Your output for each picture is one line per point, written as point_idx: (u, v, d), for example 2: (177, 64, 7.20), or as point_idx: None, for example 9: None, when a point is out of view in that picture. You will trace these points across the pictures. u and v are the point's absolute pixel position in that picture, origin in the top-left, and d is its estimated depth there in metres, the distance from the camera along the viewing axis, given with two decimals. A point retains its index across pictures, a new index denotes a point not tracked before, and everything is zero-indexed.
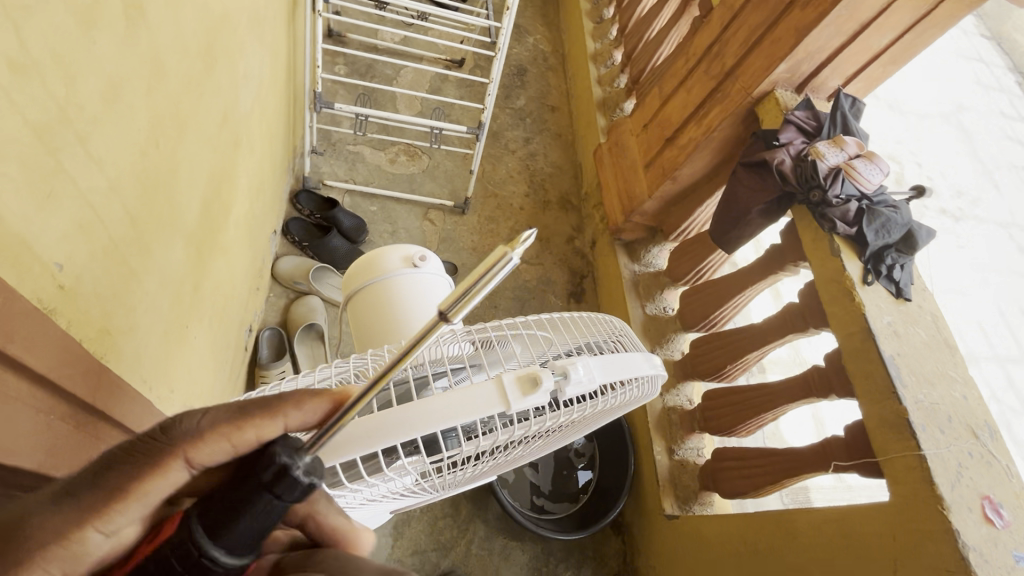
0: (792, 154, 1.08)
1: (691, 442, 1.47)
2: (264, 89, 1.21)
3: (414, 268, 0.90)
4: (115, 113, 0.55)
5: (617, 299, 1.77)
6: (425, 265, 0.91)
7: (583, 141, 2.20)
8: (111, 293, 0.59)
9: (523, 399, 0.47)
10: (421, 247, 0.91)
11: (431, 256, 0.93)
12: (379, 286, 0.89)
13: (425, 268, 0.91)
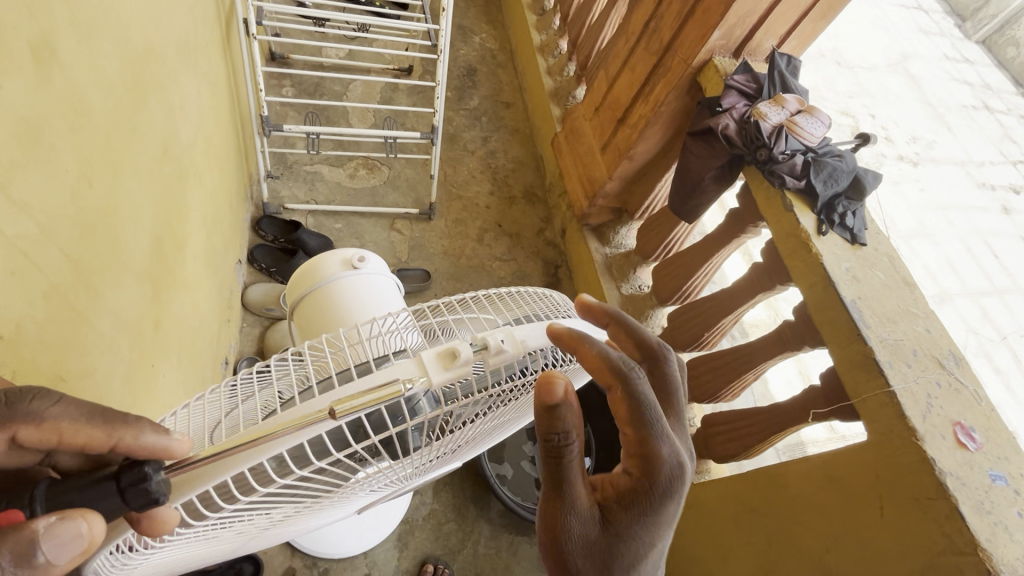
0: (736, 118, 1.10)
1: None
2: (207, 117, 1.19)
3: (354, 270, 0.89)
4: (37, 156, 0.54)
5: (592, 283, 1.78)
6: (365, 265, 0.90)
7: (541, 133, 2.21)
8: (61, 339, 0.58)
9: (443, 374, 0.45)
10: (360, 247, 0.91)
11: (371, 256, 0.92)
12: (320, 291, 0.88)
13: (365, 268, 0.91)
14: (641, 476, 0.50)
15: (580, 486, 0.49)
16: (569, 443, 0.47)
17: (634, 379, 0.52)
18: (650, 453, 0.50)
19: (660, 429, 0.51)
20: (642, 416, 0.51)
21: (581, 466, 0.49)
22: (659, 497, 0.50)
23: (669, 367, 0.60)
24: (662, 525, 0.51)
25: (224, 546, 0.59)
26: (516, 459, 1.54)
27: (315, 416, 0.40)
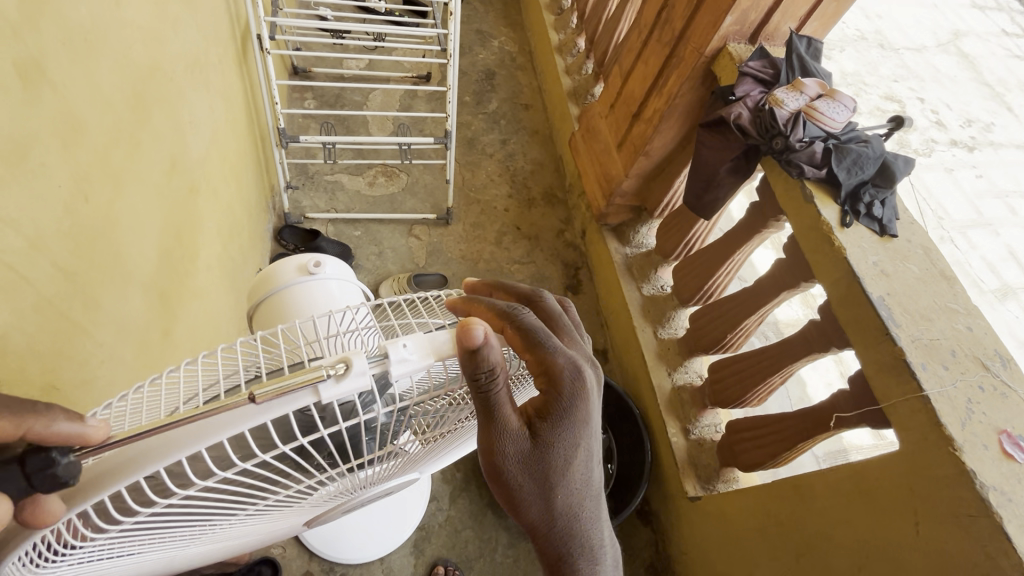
0: (750, 106, 1.03)
1: (706, 419, 1.42)
2: (220, 131, 1.23)
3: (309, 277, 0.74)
4: (25, 173, 0.56)
5: (612, 285, 1.74)
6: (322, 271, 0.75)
7: (560, 134, 2.18)
8: (54, 349, 0.60)
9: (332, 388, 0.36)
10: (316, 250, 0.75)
11: (329, 259, 0.76)
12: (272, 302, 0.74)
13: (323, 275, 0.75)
14: (557, 396, 0.46)
15: (508, 421, 0.44)
16: (496, 381, 0.41)
17: (518, 317, 0.47)
18: (557, 373, 0.46)
19: (560, 347, 0.47)
20: (540, 344, 0.46)
21: (508, 402, 0.44)
22: (574, 406, 0.47)
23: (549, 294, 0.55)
24: (584, 430, 0.48)
25: (156, 565, 0.54)
26: None
27: (231, 402, 0.34)
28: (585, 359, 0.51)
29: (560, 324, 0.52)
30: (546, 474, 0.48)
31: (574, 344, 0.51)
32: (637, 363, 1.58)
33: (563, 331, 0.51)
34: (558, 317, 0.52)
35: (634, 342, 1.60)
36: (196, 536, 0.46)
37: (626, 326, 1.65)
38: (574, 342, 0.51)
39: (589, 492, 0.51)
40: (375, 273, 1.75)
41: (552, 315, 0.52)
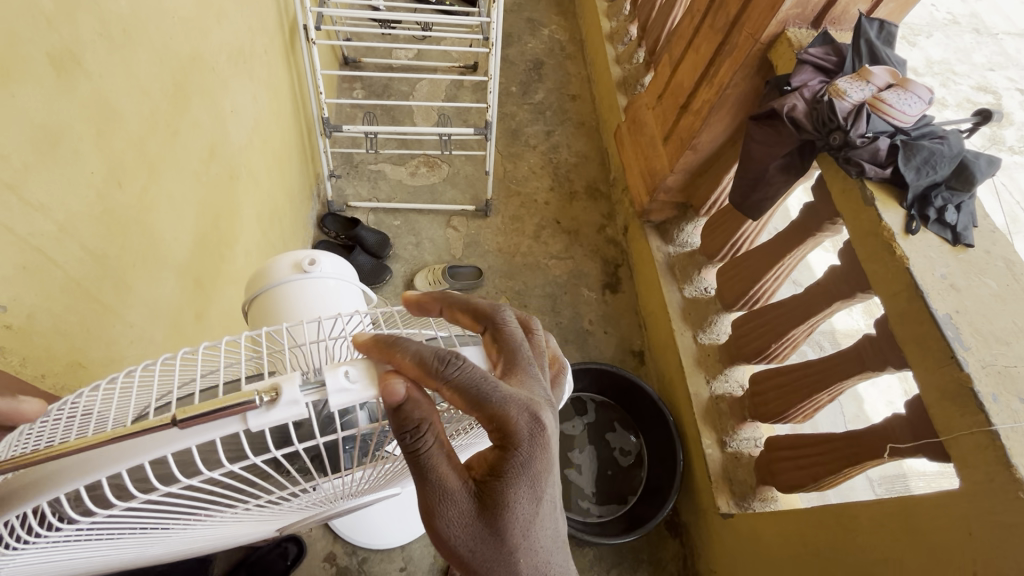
0: (807, 97, 0.94)
1: (744, 432, 1.34)
2: (264, 120, 1.26)
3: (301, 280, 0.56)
4: (57, 159, 0.58)
5: (653, 285, 1.66)
6: (317, 273, 0.56)
7: (607, 125, 2.11)
8: (82, 330, 0.63)
9: (267, 414, 0.32)
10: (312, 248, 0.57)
11: (326, 259, 0.58)
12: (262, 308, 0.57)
13: (318, 277, 0.57)
14: (505, 450, 0.38)
15: (444, 480, 0.37)
16: (422, 438, 0.36)
17: (455, 369, 0.35)
18: (505, 426, 0.37)
19: (509, 396, 0.37)
20: (481, 394, 0.36)
21: (441, 458, 0.37)
22: (531, 459, 0.38)
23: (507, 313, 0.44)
24: (545, 483, 0.39)
25: (136, 555, 0.53)
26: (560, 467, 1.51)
27: (151, 425, 0.30)
28: (546, 399, 0.41)
29: (517, 357, 0.41)
30: (503, 540, 0.39)
31: (532, 381, 0.41)
32: (675, 369, 1.51)
33: (520, 366, 0.41)
34: (516, 346, 0.42)
35: (671, 346, 1.53)
36: (168, 532, 0.45)
37: (665, 329, 1.57)
38: (531, 379, 0.41)
39: (559, 549, 0.42)
40: (411, 263, 1.76)
41: (507, 344, 0.42)
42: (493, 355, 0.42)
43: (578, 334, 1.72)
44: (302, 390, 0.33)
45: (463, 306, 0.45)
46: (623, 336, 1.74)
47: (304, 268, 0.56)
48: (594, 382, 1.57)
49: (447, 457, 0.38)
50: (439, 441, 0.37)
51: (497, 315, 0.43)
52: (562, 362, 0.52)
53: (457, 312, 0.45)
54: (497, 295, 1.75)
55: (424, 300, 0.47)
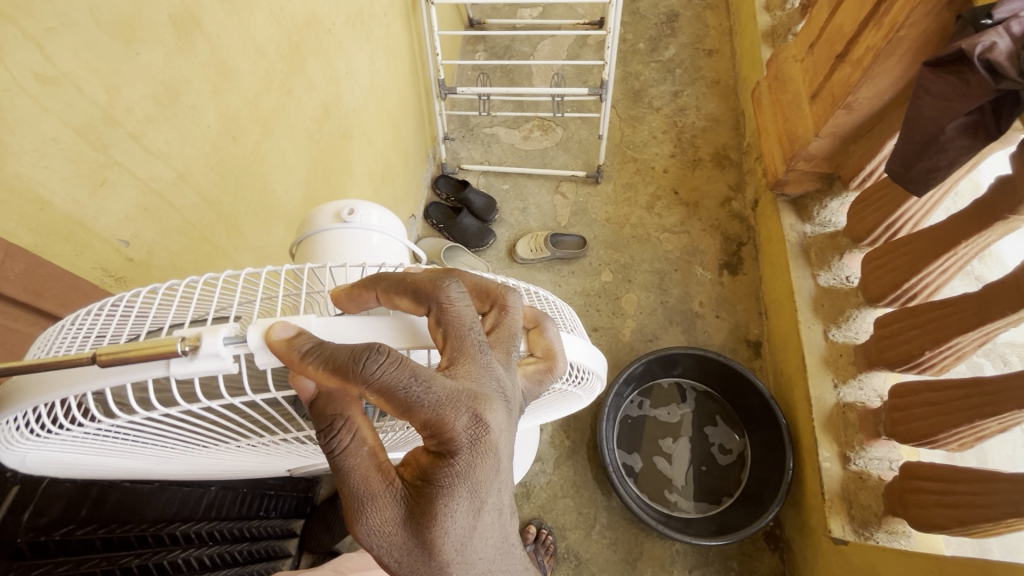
0: (1016, 33, 0.71)
1: (875, 450, 1.13)
2: (381, 82, 1.31)
3: (343, 227, 0.56)
4: (176, 113, 0.65)
5: (780, 268, 1.45)
6: (357, 223, 0.57)
7: (746, 84, 1.85)
8: (196, 267, 0.71)
9: (191, 363, 0.32)
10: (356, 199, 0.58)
11: (367, 211, 0.58)
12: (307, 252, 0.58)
13: (359, 227, 0.57)
14: (438, 450, 0.33)
15: (365, 481, 0.33)
16: (342, 435, 0.33)
17: (374, 366, 0.31)
18: (437, 425, 0.32)
19: (443, 394, 0.32)
20: (410, 395, 0.31)
21: (364, 455, 0.34)
22: (471, 468, 0.33)
23: (457, 286, 0.37)
24: (488, 494, 0.34)
25: (197, 473, 0.58)
26: (649, 453, 1.42)
27: (72, 358, 0.31)
28: (499, 393, 0.35)
29: (469, 342, 0.35)
30: (434, 563, 0.33)
31: (483, 370, 0.35)
32: (796, 366, 1.32)
33: (471, 351, 0.35)
34: (469, 326, 0.36)
35: (795, 340, 1.33)
36: (201, 450, 0.48)
37: (789, 320, 1.37)
38: (483, 367, 0.35)
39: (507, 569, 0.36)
40: (516, 228, 1.75)
41: (458, 326, 0.36)
42: (440, 338, 0.36)
43: (685, 315, 1.58)
44: (226, 343, 0.33)
45: (402, 287, 0.38)
46: (738, 323, 1.57)
47: (346, 216, 0.56)
48: (696, 369, 1.44)
49: (373, 453, 0.34)
50: (364, 435, 0.34)
51: (445, 285, 0.36)
52: (552, 347, 0.45)
53: (395, 293, 0.38)
54: (600, 267, 1.66)
55: (355, 290, 0.40)
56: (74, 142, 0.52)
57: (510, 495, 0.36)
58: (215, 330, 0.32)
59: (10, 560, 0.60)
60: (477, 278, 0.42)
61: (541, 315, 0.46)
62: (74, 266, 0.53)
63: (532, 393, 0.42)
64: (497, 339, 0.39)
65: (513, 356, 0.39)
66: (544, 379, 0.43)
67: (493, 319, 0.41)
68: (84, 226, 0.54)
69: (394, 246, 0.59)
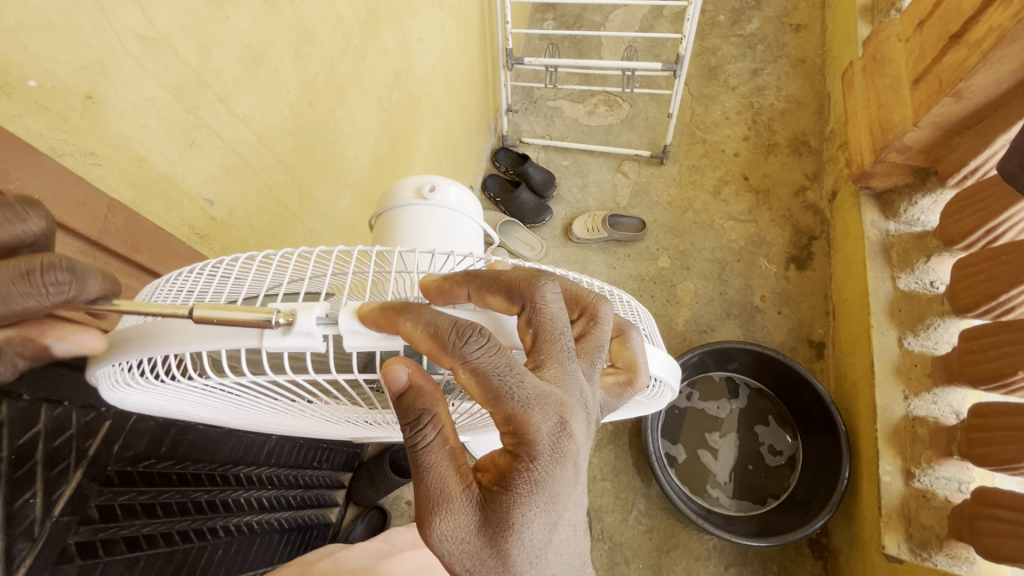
0: None
1: (943, 469, 1.07)
2: (450, 49, 1.29)
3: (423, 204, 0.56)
4: (258, 76, 0.66)
5: (855, 267, 1.36)
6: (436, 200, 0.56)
7: (835, 64, 1.71)
8: (270, 228, 0.74)
9: (282, 339, 0.32)
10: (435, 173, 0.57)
11: (447, 186, 0.57)
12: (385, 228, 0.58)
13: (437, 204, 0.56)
14: (518, 452, 0.34)
15: (444, 479, 0.33)
16: (426, 432, 0.33)
17: (474, 347, 0.31)
18: (522, 424, 0.33)
19: (534, 390, 0.33)
20: (502, 384, 0.32)
21: (444, 456, 0.33)
22: (549, 475, 0.34)
23: (552, 286, 0.36)
24: (563, 505, 0.35)
25: (267, 428, 0.61)
26: (694, 446, 1.39)
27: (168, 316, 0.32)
28: (582, 403, 0.36)
29: (557, 346, 0.36)
30: (504, 568, 0.34)
31: (569, 377, 0.36)
32: (863, 373, 1.24)
33: (559, 355, 0.36)
34: (560, 330, 0.36)
35: (864, 345, 1.26)
36: (281, 413, 0.51)
37: (860, 323, 1.29)
38: (569, 374, 0.36)
39: None
40: (574, 206, 1.72)
41: (548, 328, 0.36)
42: (529, 339, 0.36)
43: (745, 309, 1.52)
44: (318, 322, 0.32)
45: (494, 284, 0.37)
46: (801, 322, 1.49)
47: (425, 194, 0.56)
48: (752, 365, 1.38)
49: (454, 453, 0.34)
50: (446, 433, 0.34)
51: (541, 285, 0.36)
52: (635, 359, 0.44)
53: (487, 291, 0.37)
54: (657, 252, 1.61)
55: (446, 283, 0.38)
56: (168, 102, 0.54)
57: (583, 509, 0.37)
58: (310, 308, 0.32)
59: (103, 484, 0.66)
60: (569, 284, 0.42)
61: (625, 324, 0.46)
62: (164, 222, 0.56)
63: (608, 405, 0.43)
64: (583, 349, 0.39)
65: (597, 368, 0.39)
66: (625, 393, 0.43)
67: (581, 328, 0.41)
68: (174, 184, 0.56)
69: (473, 228, 0.58)
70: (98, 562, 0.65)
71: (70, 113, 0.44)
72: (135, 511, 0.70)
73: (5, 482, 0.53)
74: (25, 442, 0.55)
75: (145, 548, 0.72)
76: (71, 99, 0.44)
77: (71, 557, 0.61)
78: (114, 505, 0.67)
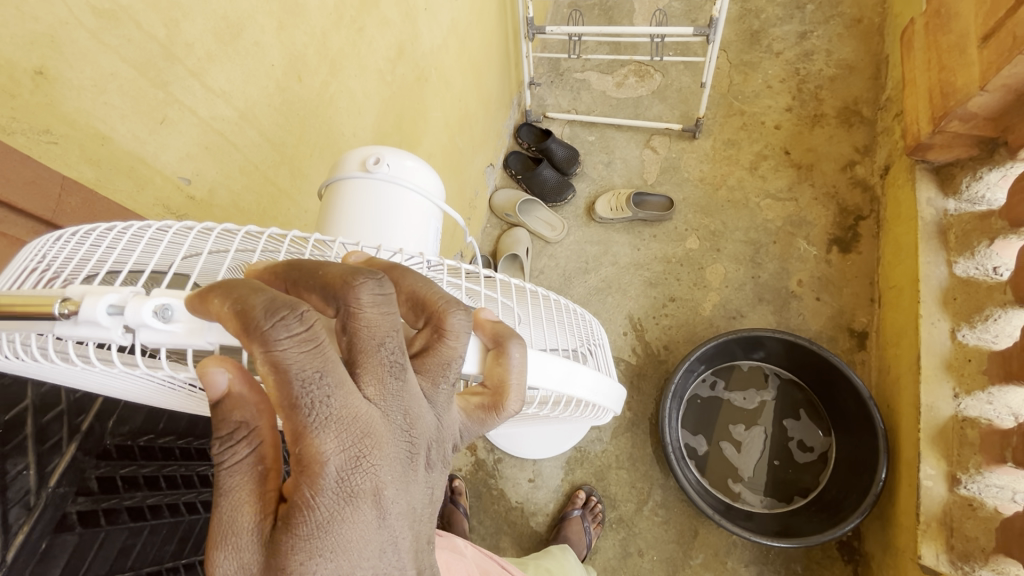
0: None
1: (995, 477, 0.96)
2: (463, 20, 1.23)
3: (366, 178, 0.53)
4: (237, 50, 0.63)
5: (906, 250, 1.24)
6: (380, 173, 0.53)
7: (896, 23, 1.54)
8: (259, 208, 0.73)
9: (76, 327, 0.28)
10: (381, 145, 0.54)
11: (394, 158, 0.54)
12: (329, 201, 0.56)
13: (381, 177, 0.53)
14: (296, 486, 0.27)
15: (240, 508, 0.28)
16: (228, 452, 0.28)
17: (283, 332, 0.25)
18: (306, 448, 0.27)
19: (332, 408, 0.27)
20: (303, 392, 0.26)
21: (247, 480, 0.28)
22: (337, 519, 0.28)
23: (380, 286, 0.29)
24: (358, 554, 0.29)
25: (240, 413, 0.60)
26: (717, 437, 1.32)
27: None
28: (402, 433, 0.30)
29: (376, 360, 0.29)
30: None
31: (392, 399, 0.30)
32: (907, 368, 1.14)
33: (380, 371, 0.29)
34: (380, 341, 0.29)
35: (911, 336, 1.14)
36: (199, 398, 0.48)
37: (908, 312, 1.18)
38: (392, 394, 0.30)
39: None
40: (598, 183, 1.64)
41: (365, 338, 0.29)
42: (343, 347, 0.29)
43: (779, 295, 1.41)
44: (110, 313, 0.28)
45: (311, 280, 0.30)
46: (842, 309, 1.38)
47: (368, 167, 0.53)
48: (783, 355, 1.29)
49: (261, 479, 0.29)
50: (262, 453, 0.29)
51: (357, 284, 0.28)
52: (506, 380, 0.38)
53: (302, 287, 0.30)
54: (686, 232, 1.52)
55: (267, 274, 0.32)
56: (133, 78, 0.52)
57: (406, 558, 0.31)
58: (97, 294, 0.27)
59: (100, 457, 0.67)
60: (417, 283, 0.34)
61: (507, 335, 0.39)
62: (134, 202, 0.55)
63: (471, 432, 0.38)
64: (424, 366, 0.33)
65: (439, 389, 0.34)
66: (487, 420, 0.38)
67: (423, 341, 0.34)
68: (145, 163, 0.55)
69: (426, 208, 0.55)
70: (101, 530, 0.65)
71: (19, 90, 0.44)
72: (137, 483, 0.72)
73: None
74: (13, 415, 0.57)
75: (149, 517, 0.72)
76: (20, 75, 0.43)
77: (71, 525, 0.62)
78: (114, 478, 0.69)
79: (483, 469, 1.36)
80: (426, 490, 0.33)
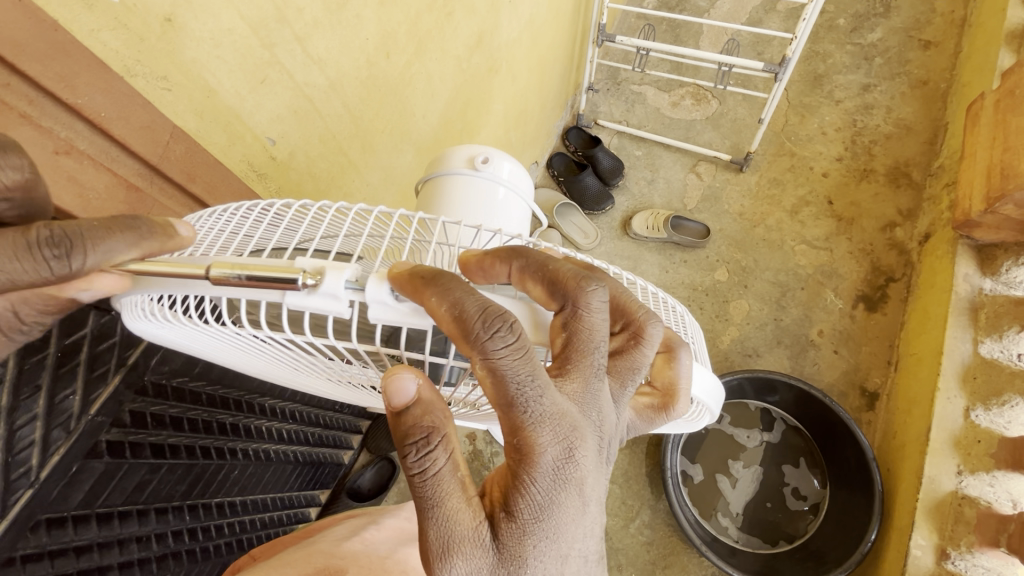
0: None
1: (983, 559, 0.97)
2: (541, 17, 1.22)
3: (473, 175, 0.54)
4: (339, 19, 0.64)
5: (932, 321, 1.25)
6: (487, 173, 0.54)
7: (961, 93, 1.53)
8: (328, 174, 0.73)
9: (310, 295, 0.31)
10: (495, 147, 0.55)
11: (502, 161, 0.55)
12: (428, 192, 0.57)
13: (487, 177, 0.54)
14: (519, 473, 0.33)
15: (457, 511, 0.33)
16: (430, 461, 0.32)
17: (499, 343, 0.30)
18: (525, 441, 0.32)
19: (545, 406, 0.32)
20: (520, 395, 0.31)
21: (455, 481, 0.33)
22: (554, 509, 0.34)
23: (600, 293, 0.35)
24: (570, 537, 0.35)
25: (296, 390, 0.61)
26: (713, 469, 1.34)
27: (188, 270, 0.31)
28: (596, 426, 0.35)
29: (589, 361, 0.35)
30: None
31: (591, 397, 0.35)
32: (915, 438, 1.15)
33: (586, 370, 0.35)
34: (595, 345, 0.35)
35: (923, 406, 1.16)
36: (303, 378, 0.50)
37: (924, 383, 1.19)
38: (592, 393, 0.35)
39: None
40: (637, 200, 1.64)
41: (585, 338, 0.35)
42: (560, 343, 0.35)
43: (798, 341, 1.43)
44: (346, 286, 0.31)
45: (538, 272, 0.36)
46: (858, 367, 1.39)
47: (476, 164, 0.54)
48: (793, 403, 1.30)
49: (464, 483, 0.34)
50: (456, 461, 0.33)
51: (589, 291, 0.34)
52: (675, 383, 0.43)
53: (529, 276, 0.36)
54: (715, 263, 1.53)
55: (487, 259, 0.37)
56: (245, 36, 0.52)
57: (595, 540, 0.37)
58: (340, 270, 0.31)
59: (138, 392, 0.67)
60: (619, 292, 0.40)
61: (676, 342, 0.45)
62: (224, 153, 0.56)
63: (639, 427, 0.45)
64: (616, 367, 0.39)
65: (627, 391, 0.39)
66: (656, 419, 0.44)
67: (619, 343, 0.40)
68: (240, 119, 0.56)
69: (519, 205, 0.56)
70: (124, 462, 0.67)
71: (148, 34, 0.44)
72: (164, 422, 0.73)
73: (50, 375, 0.57)
74: (72, 341, 0.58)
75: (169, 456, 0.74)
76: (151, 20, 0.44)
77: (100, 453, 0.63)
78: (146, 413, 0.70)
79: (479, 460, 1.33)
80: (607, 479, 0.38)
